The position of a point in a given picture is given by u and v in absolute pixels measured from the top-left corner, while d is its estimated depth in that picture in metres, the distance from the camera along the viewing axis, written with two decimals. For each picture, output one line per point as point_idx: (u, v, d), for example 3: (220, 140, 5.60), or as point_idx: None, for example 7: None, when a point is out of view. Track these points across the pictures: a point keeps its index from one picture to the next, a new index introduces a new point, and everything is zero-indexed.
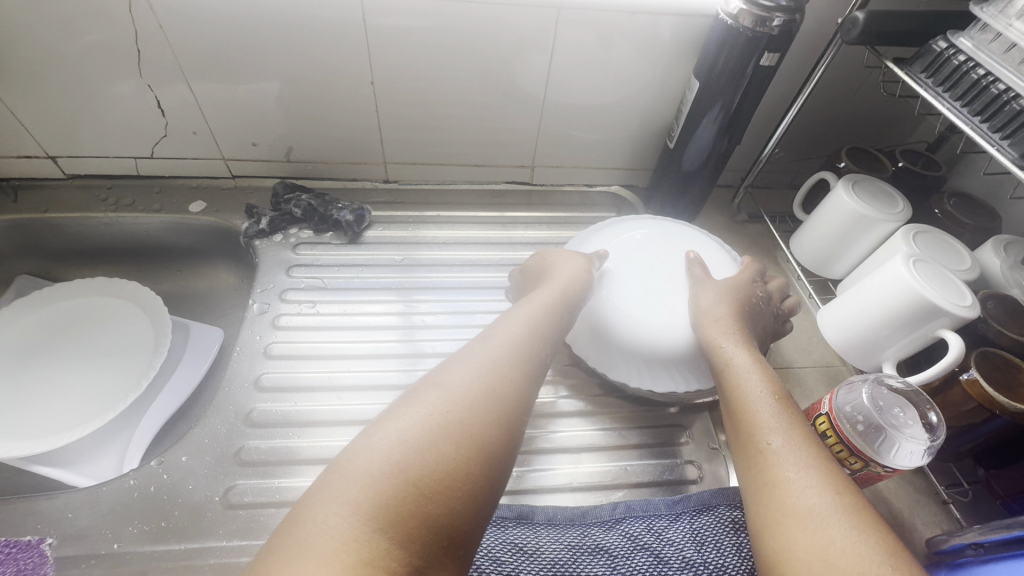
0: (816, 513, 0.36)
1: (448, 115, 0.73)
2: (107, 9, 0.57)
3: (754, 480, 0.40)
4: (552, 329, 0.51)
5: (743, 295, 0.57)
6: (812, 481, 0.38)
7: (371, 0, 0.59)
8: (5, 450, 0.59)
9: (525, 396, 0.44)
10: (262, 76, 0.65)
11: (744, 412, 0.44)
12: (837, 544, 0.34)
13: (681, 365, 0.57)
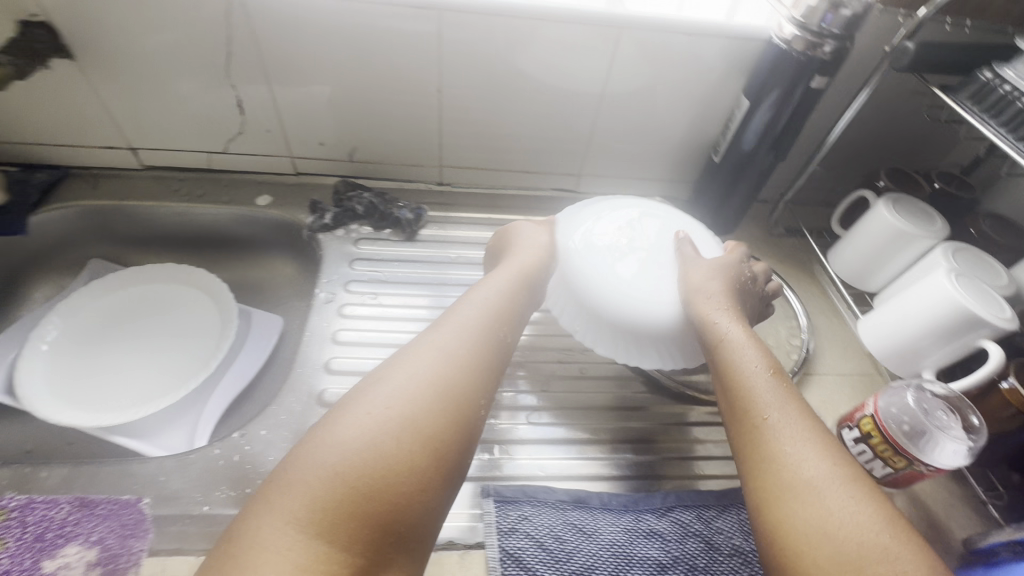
0: (813, 485, 0.40)
1: (505, 125, 0.77)
2: (207, 14, 0.62)
3: (750, 454, 0.44)
4: (512, 314, 0.54)
5: (731, 272, 0.59)
6: (806, 456, 0.42)
7: (449, 16, 0.64)
8: (86, 421, 0.62)
9: (484, 387, 0.47)
10: (339, 81, 0.70)
11: (738, 389, 0.48)
12: (838, 513, 0.38)
13: (678, 341, 0.57)
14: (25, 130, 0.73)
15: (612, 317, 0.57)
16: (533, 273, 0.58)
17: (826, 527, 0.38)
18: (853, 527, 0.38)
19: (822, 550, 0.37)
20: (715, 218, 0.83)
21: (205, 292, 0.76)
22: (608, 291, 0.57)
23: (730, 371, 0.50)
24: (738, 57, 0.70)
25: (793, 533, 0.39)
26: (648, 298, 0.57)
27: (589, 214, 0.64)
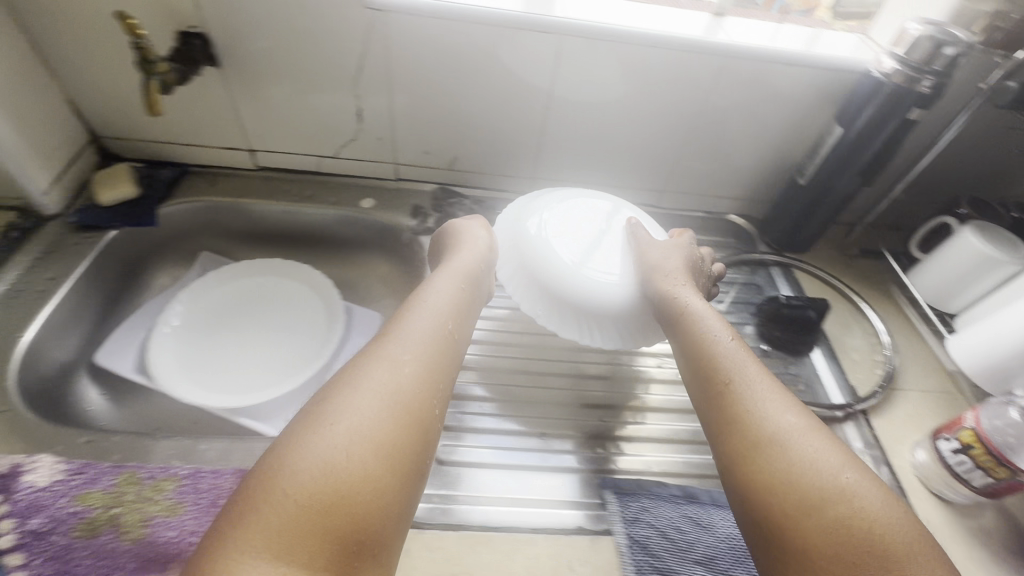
0: (780, 440, 0.43)
1: (602, 143, 0.83)
2: (349, 31, 0.68)
3: (718, 419, 0.47)
4: (459, 305, 0.55)
5: (683, 256, 0.64)
6: (770, 415, 0.45)
7: (570, 40, 0.69)
8: (216, 402, 0.67)
9: (444, 364, 0.49)
10: (454, 96, 0.75)
11: (705, 359, 0.51)
12: (806, 464, 0.42)
13: (633, 320, 0.63)
14: (159, 128, 0.78)
15: (576, 295, 0.62)
16: (479, 266, 0.62)
17: (797, 478, 0.41)
18: (818, 476, 0.41)
19: (792, 499, 0.40)
20: (791, 237, 0.87)
21: (312, 289, 0.81)
22: (569, 271, 0.62)
23: (695, 342, 0.53)
24: (831, 87, 0.75)
25: (764, 487, 0.42)
26: (609, 278, 0.63)
27: (547, 203, 0.69)
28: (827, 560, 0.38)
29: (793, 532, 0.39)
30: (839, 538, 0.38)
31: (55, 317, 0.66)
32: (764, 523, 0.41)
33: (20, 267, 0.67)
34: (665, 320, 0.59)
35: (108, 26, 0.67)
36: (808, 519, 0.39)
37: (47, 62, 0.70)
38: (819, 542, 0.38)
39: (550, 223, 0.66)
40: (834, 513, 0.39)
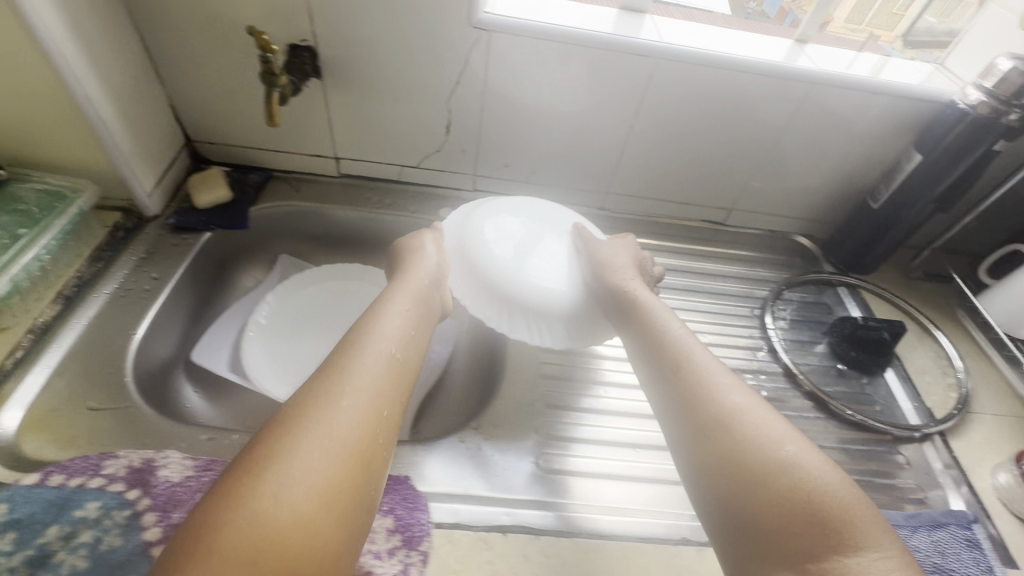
0: (728, 421, 0.46)
1: (678, 162, 0.85)
2: (453, 49, 0.70)
3: (670, 407, 0.50)
4: (415, 326, 0.52)
5: (627, 255, 0.68)
6: (715, 397, 0.48)
7: (665, 62, 0.72)
8: None
9: (417, 349, 0.50)
10: (542, 113, 0.78)
11: (658, 348, 0.55)
12: (751, 442, 0.44)
13: (578, 319, 0.65)
14: (251, 135, 0.81)
15: (522, 293, 0.64)
16: (429, 284, 0.58)
17: (744, 457, 0.44)
18: (763, 452, 0.44)
19: (741, 477, 0.43)
20: (857, 259, 0.89)
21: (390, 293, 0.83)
22: (514, 270, 0.65)
23: (648, 334, 0.57)
24: (910, 115, 0.77)
25: (716, 469, 0.45)
26: (553, 278, 0.65)
27: (500, 207, 0.71)
28: (777, 533, 0.40)
29: (746, 510, 0.42)
30: (785, 510, 0.41)
31: (161, 316, 0.68)
32: (719, 504, 0.44)
33: (126, 267, 0.69)
34: (619, 315, 0.62)
35: (222, 38, 0.69)
36: (755, 495, 0.42)
37: (157, 69, 0.72)
38: (770, 516, 0.41)
39: (500, 230, 0.68)
40: (776, 487, 0.42)
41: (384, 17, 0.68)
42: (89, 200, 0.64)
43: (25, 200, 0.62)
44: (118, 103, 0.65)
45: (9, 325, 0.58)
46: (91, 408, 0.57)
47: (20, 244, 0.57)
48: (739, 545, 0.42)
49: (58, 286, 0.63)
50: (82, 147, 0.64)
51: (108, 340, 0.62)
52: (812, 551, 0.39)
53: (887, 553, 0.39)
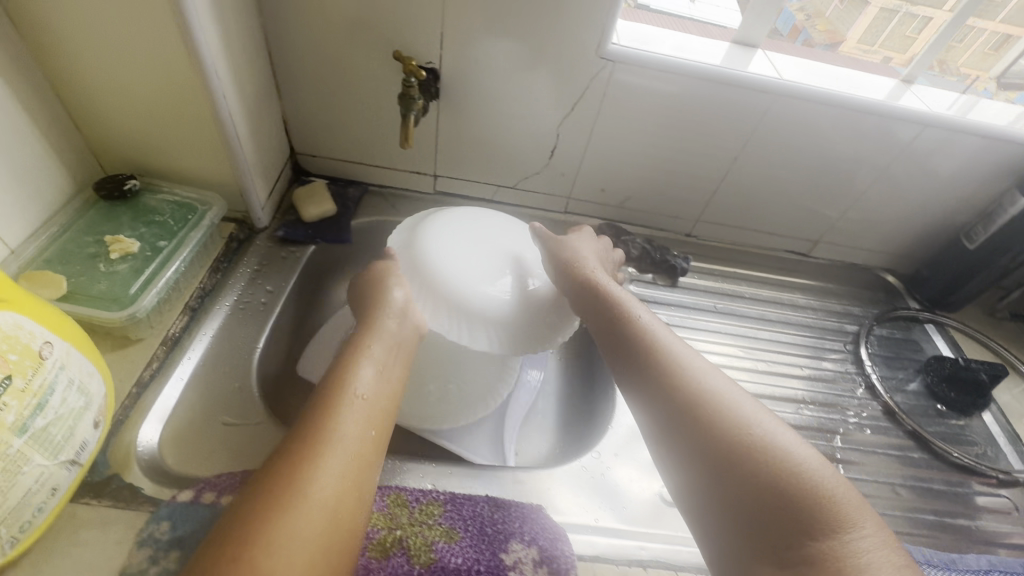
0: (699, 403, 0.47)
1: (774, 194, 0.86)
2: (574, 77, 0.71)
3: (642, 394, 0.51)
4: (388, 375, 0.52)
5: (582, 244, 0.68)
6: (689, 382, 0.49)
7: (783, 99, 0.72)
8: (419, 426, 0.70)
9: (389, 392, 0.50)
10: (650, 141, 0.78)
11: (623, 334, 0.55)
12: (724, 424, 0.45)
13: (535, 328, 0.63)
14: (355, 149, 0.81)
15: (478, 299, 0.61)
16: (396, 318, 0.57)
17: (716, 438, 0.44)
18: (737, 433, 0.44)
19: (717, 457, 0.44)
20: (943, 297, 0.89)
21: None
22: (469, 276, 0.62)
23: (613, 321, 0.57)
24: (1015, 161, 0.78)
25: (692, 453, 0.45)
26: (512, 281, 0.63)
27: (456, 211, 0.69)
28: (756, 514, 0.41)
29: (724, 493, 0.43)
30: (760, 489, 0.41)
31: (275, 330, 0.68)
32: (696, 488, 0.44)
33: (242, 279, 0.69)
34: (581, 305, 0.61)
35: (348, 57, 0.70)
36: (731, 475, 0.43)
37: (277, 83, 0.73)
38: (745, 496, 0.42)
39: (454, 245, 0.64)
40: (750, 466, 0.42)
41: (514, 44, 0.68)
42: (219, 214, 0.65)
43: (160, 212, 0.63)
44: (249, 119, 0.65)
45: (146, 337, 0.58)
46: (226, 423, 0.57)
47: (162, 257, 0.58)
48: (718, 530, 0.42)
49: (185, 297, 0.63)
50: (212, 161, 0.64)
51: (234, 353, 0.63)
52: (790, 528, 0.40)
53: (866, 533, 0.39)
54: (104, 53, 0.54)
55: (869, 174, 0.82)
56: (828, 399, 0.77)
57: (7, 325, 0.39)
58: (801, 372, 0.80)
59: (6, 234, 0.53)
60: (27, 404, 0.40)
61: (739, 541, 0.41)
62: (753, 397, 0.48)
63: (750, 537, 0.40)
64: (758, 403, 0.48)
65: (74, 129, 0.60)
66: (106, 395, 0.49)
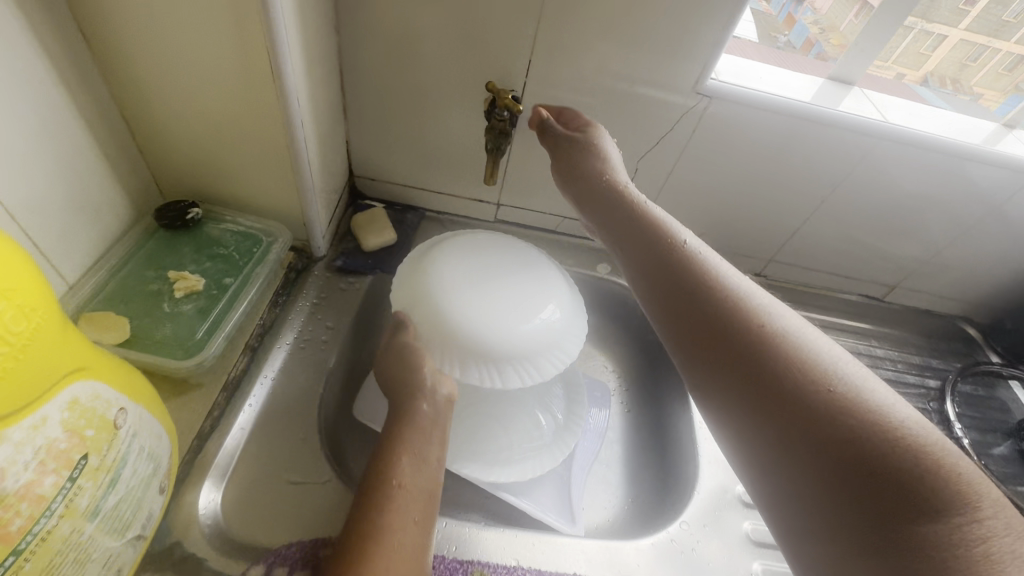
0: (773, 357, 0.42)
1: (860, 238, 0.80)
2: (665, 110, 0.66)
3: (702, 347, 0.46)
4: (431, 466, 0.49)
5: (607, 161, 0.59)
6: (760, 333, 0.43)
7: (884, 146, 0.67)
8: (487, 475, 0.65)
9: (433, 476, 0.48)
10: (736, 179, 0.73)
11: (675, 276, 0.49)
12: (806, 384, 0.40)
13: (552, 351, 0.59)
14: (419, 175, 0.76)
15: (497, 338, 0.56)
16: (434, 400, 0.53)
17: (793, 398, 0.40)
18: (820, 393, 0.40)
19: (793, 420, 0.40)
20: None
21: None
22: (479, 312, 0.57)
23: (659, 263, 0.51)
24: None
25: (766, 415, 0.41)
26: (523, 304, 0.58)
27: (452, 240, 0.63)
28: (842, 484, 0.37)
29: (804, 461, 0.39)
30: (849, 457, 0.37)
31: (337, 371, 0.63)
32: (769, 453, 0.40)
33: (301, 314, 0.64)
34: (621, 243, 0.56)
35: (426, 82, 0.65)
36: (816, 440, 0.38)
37: (344, 105, 0.68)
38: (830, 464, 0.37)
39: (461, 283, 0.58)
40: (838, 432, 0.38)
41: (605, 75, 0.63)
42: (285, 245, 0.62)
43: (223, 244, 0.61)
44: (320, 146, 0.61)
45: (206, 382, 0.54)
46: (290, 480, 0.53)
47: (228, 295, 0.56)
48: (794, 498, 0.39)
49: (246, 335, 0.59)
50: (279, 191, 0.60)
51: (296, 400, 0.58)
52: (888, 500, 0.35)
53: (984, 515, 0.34)
54: (177, 79, 0.50)
55: (946, 224, 0.76)
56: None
57: (85, 396, 0.34)
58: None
59: (66, 270, 0.50)
60: (101, 484, 0.35)
61: (820, 513, 0.37)
62: (836, 351, 0.43)
63: (834, 508, 0.37)
64: (841, 358, 0.43)
65: (137, 155, 0.56)
66: (171, 456, 0.45)
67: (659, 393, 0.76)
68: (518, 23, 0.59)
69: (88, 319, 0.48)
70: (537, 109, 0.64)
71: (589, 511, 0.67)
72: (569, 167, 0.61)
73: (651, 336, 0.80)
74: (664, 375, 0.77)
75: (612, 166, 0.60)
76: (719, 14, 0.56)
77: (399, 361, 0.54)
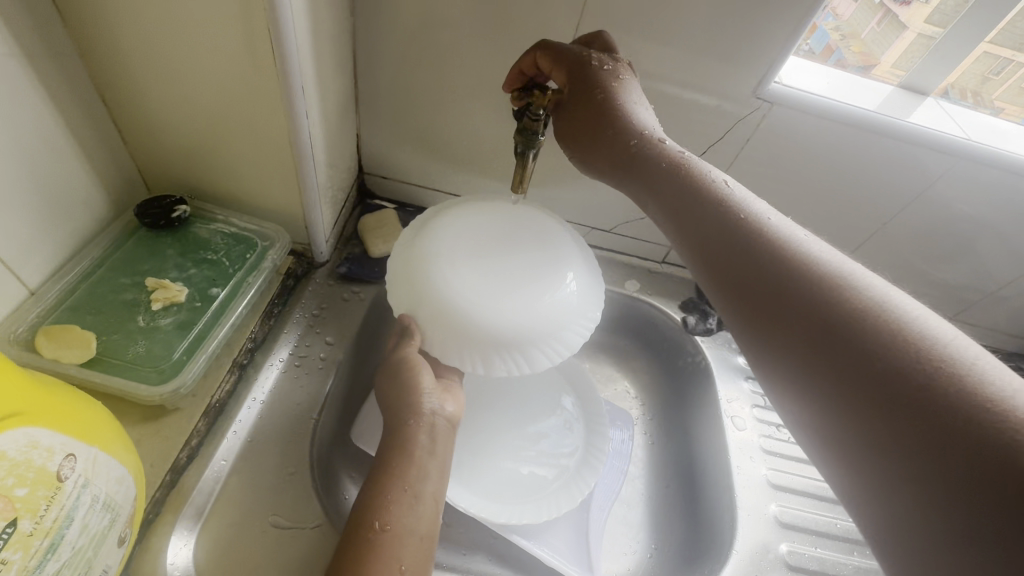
0: (829, 302, 0.32)
1: (918, 267, 0.70)
2: (718, 114, 0.57)
3: (734, 296, 0.36)
4: (427, 510, 0.42)
5: (624, 94, 0.46)
6: (811, 275, 0.33)
7: (958, 168, 0.58)
8: (497, 515, 0.55)
9: (428, 514, 0.42)
10: (789, 195, 0.64)
11: (700, 217, 0.39)
12: (870, 330, 0.30)
13: (570, 327, 0.47)
14: (433, 174, 0.68)
15: (516, 324, 0.45)
16: (427, 429, 0.46)
17: (857, 349, 0.30)
18: (895, 340, 0.29)
19: (865, 405, 0.29)
20: None
21: (561, 371, 0.68)
22: (493, 295, 0.45)
23: (693, 216, 0.40)
24: None
25: (822, 375, 0.31)
26: (540, 280, 0.46)
27: (446, 209, 0.51)
28: (936, 459, 0.26)
29: (881, 432, 0.28)
30: (936, 423, 0.26)
31: (336, 394, 0.56)
32: (834, 424, 0.30)
33: (298, 327, 0.57)
34: (629, 179, 0.45)
35: (448, 72, 0.57)
36: (892, 403, 0.28)
37: (356, 94, 0.61)
38: (917, 434, 0.27)
39: (458, 265, 0.46)
40: (921, 388, 0.27)
41: (653, 71, 0.55)
42: (283, 250, 0.56)
43: (213, 247, 0.54)
44: (326, 139, 0.54)
45: (184, 406, 0.47)
46: (273, 523, 0.46)
47: (214, 307, 0.49)
48: (867, 479, 0.28)
49: (234, 350, 0.52)
50: (279, 187, 0.53)
51: (286, 428, 0.51)
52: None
53: None
54: (164, 59, 0.43)
55: (998, 251, 0.65)
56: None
57: (15, 449, 0.28)
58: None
59: (26, 273, 0.44)
60: (34, 552, 0.29)
61: (917, 499, 0.26)
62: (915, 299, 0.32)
63: (931, 491, 0.26)
64: (924, 308, 0.31)
65: (120, 143, 0.50)
66: (137, 498, 0.38)
67: (689, 427, 0.69)
68: (559, 8, 0.51)
69: (50, 334, 0.42)
70: (540, 57, 0.48)
71: (608, 560, 0.60)
72: (581, 120, 0.46)
73: (682, 363, 0.73)
74: (696, 407, 0.69)
75: (627, 98, 0.46)
76: (792, 6, 0.49)
77: (392, 381, 0.48)
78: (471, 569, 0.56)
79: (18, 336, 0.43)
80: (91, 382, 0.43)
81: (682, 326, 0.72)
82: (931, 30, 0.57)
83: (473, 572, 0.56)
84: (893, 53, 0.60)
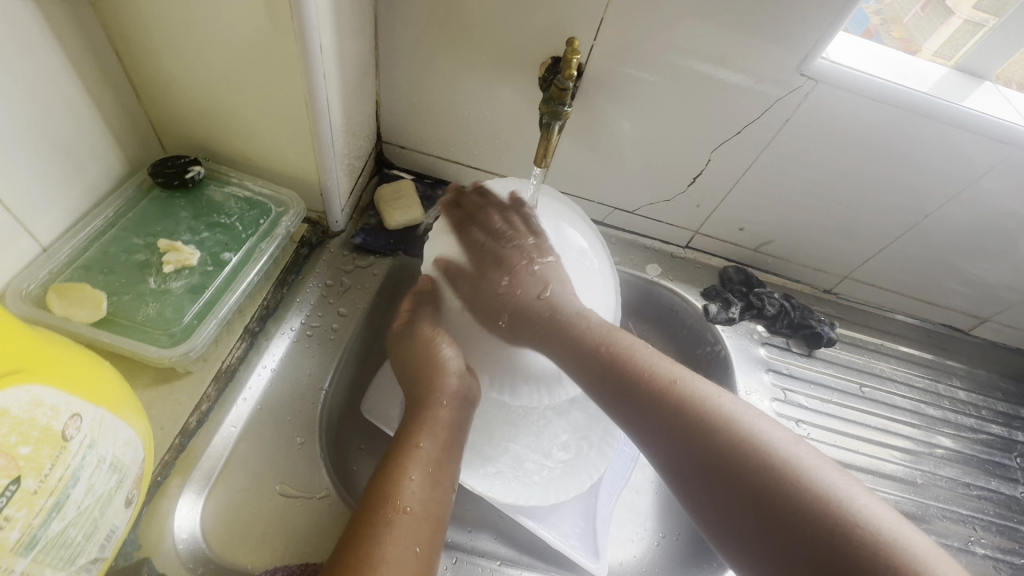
0: (716, 426, 0.41)
1: (956, 264, 0.66)
2: (756, 92, 0.54)
3: (638, 412, 0.45)
4: (447, 487, 0.45)
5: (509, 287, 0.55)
6: (693, 412, 0.43)
7: (1006, 164, 0.54)
8: (507, 496, 0.54)
9: (443, 498, 0.44)
10: (827, 182, 0.61)
11: (609, 361, 0.48)
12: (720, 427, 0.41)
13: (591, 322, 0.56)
14: (452, 145, 0.66)
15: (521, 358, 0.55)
16: (452, 407, 0.50)
17: (739, 465, 0.39)
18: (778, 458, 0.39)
19: (731, 482, 0.39)
20: None
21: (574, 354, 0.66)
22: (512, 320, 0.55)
23: (572, 329, 0.51)
24: None
25: (729, 520, 0.39)
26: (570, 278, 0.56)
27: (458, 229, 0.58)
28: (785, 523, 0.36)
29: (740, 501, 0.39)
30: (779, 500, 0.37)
31: (347, 364, 0.55)
32: (701, 505, 0.40)
33: (311, 297, 0.56)
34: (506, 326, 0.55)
35: (471, 35, 0.54)
36: (789, 541, 0.36)
37: (376, 59, 0.58)
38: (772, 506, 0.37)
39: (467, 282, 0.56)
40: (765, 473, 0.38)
41: (688, 45, 0.51)
42: (297, 217, 0.54)
43: (226, 210, 0.53)
44: (345, 102, 0.51)
45: (195, 369, 0.47)
46: (282, 491, 0.46)
47: (226, 273, 0.49)
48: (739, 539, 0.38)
49: (246, 317, 0.51)
50: (296, 152, 0.51)
51: (295, 397, 0.50)
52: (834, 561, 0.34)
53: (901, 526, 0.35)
54: (177, 12, 0.41)
55: None
56: (964, 516, 0.63)
57: (19, 406, 0.27)
58: (936, 470, 0.66)
59: (38, 229, 0.43)
60: (39, 510, 0.28)
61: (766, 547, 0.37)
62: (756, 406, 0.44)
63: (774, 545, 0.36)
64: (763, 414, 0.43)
65: (133, 98, 0.49)
66: (146, 460, 0.37)
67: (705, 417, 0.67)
68: None
69: (61, 292, 0.42)
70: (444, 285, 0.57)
71: (614, 546, 0.59)
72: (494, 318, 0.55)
73: (700, 352, 0.71)
74: None
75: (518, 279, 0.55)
76: None
77: (417, 362, 0.53)
78: (475, 547, 0.55)
79: (30, 292, 0.43)
80: (102, 342, 0.42)
81: (703, 314, 0.70)
82: (989, 23, 0.54)
83: (477, 550, 0.55)
84: (934, 41, 0.56)
